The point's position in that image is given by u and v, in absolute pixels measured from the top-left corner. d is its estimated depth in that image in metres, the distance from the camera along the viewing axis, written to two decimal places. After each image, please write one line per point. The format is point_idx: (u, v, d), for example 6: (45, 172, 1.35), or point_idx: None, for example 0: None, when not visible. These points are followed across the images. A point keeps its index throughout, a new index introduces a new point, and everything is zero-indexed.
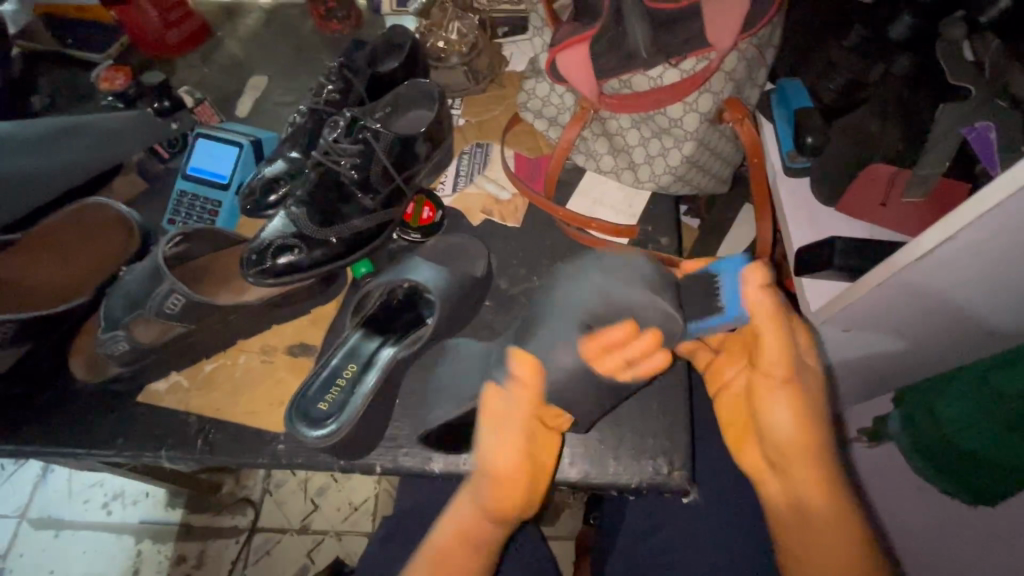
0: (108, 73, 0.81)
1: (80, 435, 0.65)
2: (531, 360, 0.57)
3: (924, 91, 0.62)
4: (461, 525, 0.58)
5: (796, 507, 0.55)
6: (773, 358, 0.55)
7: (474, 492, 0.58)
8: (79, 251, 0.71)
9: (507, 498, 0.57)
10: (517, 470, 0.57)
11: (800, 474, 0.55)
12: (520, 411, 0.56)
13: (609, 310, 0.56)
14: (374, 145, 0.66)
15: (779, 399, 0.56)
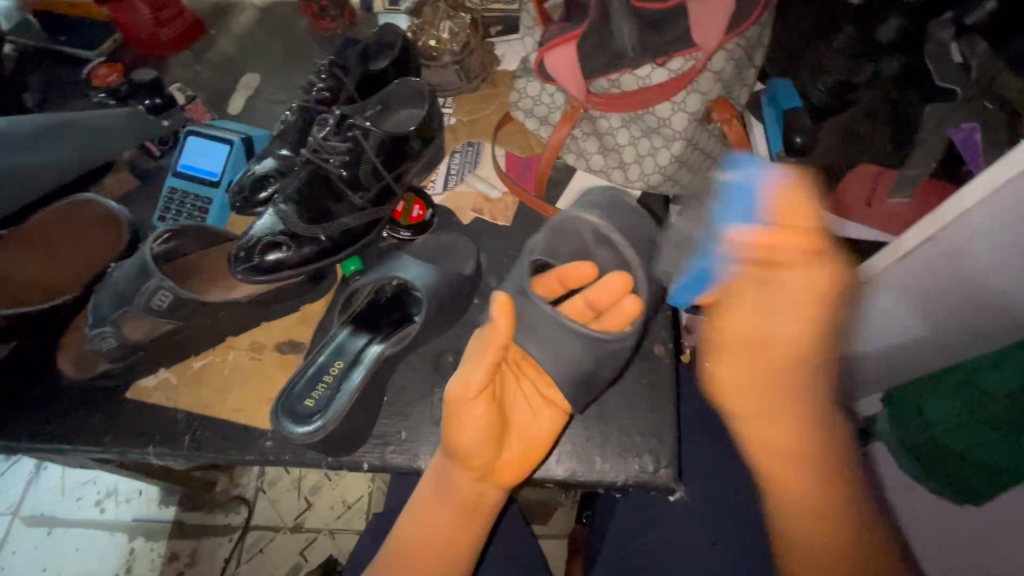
0: (100, 69, 0.82)
1: (68, 432, 0.65)
2: (506, 311, 0.51)
3: (912, 91, 0.65)
4: (427, 516, 0.56)
5: (775, 466, 0.51)
6: (744, 311, 0.49)
7: (433, 485, 0.57)
8: (69, 248, 0.71)
9: (467, 491, 0.55)
10: (472, 438, 0.51)
11: (771, 440, 0.50)
12: (475, 409, 0.51)
13: (589, 247, 0.64)
14: (363, 143, 0.66)
15: (736, 360, 0.50)
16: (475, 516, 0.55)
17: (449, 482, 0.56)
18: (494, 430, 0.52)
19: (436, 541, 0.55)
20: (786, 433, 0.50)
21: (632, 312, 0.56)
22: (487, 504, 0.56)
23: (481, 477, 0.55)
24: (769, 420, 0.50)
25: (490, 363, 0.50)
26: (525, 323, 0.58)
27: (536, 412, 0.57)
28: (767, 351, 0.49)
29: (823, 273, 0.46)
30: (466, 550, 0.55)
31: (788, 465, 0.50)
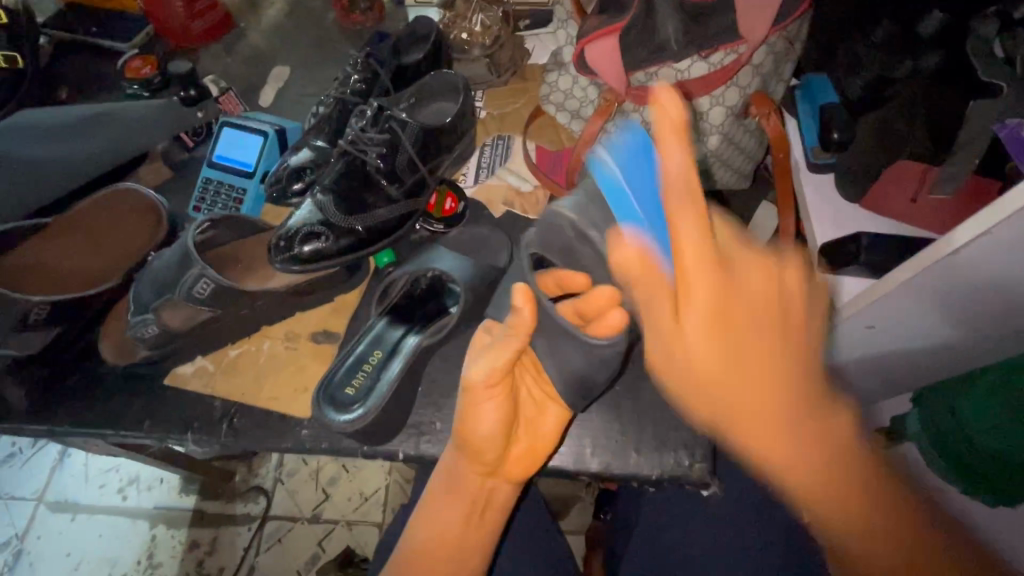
0: (136, 63, 0.84)
1: (108, 418, 0.66)
2: (526, 298, 0.45)
3: (951, 90, 0.60)
4: (439, 520, 0.54)
5: (799, 470, 0.44)
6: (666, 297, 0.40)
7: (446, 482, 0.55)
8: (110, 236, 0.72)
9: (481, 487, 0.55)
10: (488, 428, 0.50)
11: (764, 416, 0.42)
12: (491, 407, 0.50)
13: (574, 247, 0.53)
14: (401, 134, 0.67)
15: (689, 322, 0.40)
16: (489, 513, 0.55)
17: (459, 475, 0.55)
18: (510, 421, 0.51)
19: (452, 541, 0.53)
20: (763, 391, 0.42)
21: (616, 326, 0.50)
22: (501, 502, 0.56)
23: (490, 472, 0.54)
24: (775, 445, 0.43)
25: (506, 357, 0.48)
26: (545, 333, 0.55)
27: (539, 411, 0.57)
28: (695, 316, 0.40)
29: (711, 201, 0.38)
30: (477, 550, 0.54)
31: (793, 447, 0.43)
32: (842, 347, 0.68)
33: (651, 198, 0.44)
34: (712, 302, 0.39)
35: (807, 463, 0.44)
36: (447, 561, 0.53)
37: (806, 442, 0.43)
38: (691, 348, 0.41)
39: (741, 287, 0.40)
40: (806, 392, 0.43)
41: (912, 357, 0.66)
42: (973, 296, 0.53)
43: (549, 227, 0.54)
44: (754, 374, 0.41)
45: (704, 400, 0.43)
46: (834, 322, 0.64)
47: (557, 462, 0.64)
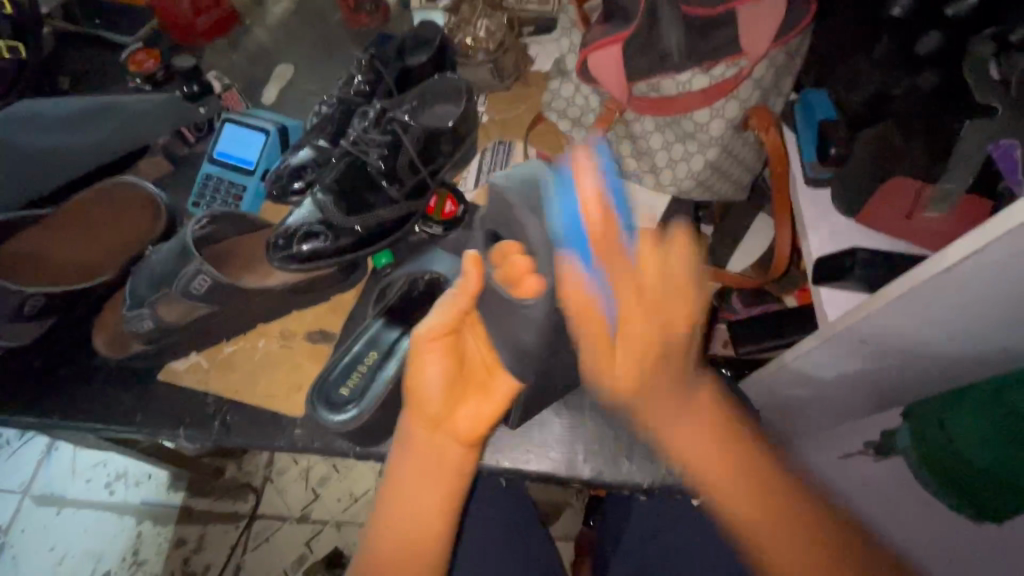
0: (140, 56, 0.84)
1: (99, 411, 0.66)
2: (475, 267, 0.47)
3: (948, 106, 0.61)
4: (397, 500, 0.50)
5: (728, 497, 0.49)
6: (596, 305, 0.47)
7: (400, 455, 0.51)
8: (106, 227, 0.72)
9: (433, 455, 0.49)
10: (431, 380, 0.48)
11: (669, 429, 0.50)
12: (430, 364, 0.48)
13: (508, 221, 0.53)
14: (403, 137, 0.67)
15: (602, 355, 0.48)
16: (442, 481, 0.49)
17: (407, 432, 0.50)
18: (450, 378, 0.48)
19: (414, 515, 0.49)
20: (695, 432, 0.50)
21: (533, 294, 0.47)
22: (460, 471, 0.50)
23: (436, 428, 0.49)
24: (662, 387, 0.49)
25: (454, 313, 0.48)
26: (499, 305, 0.51)
27: (491, 375, 0.51)
28: (618, 335, 0.48)
29: (651, 249, 0.47)
30: (438, 527, 0.49)
31: (711, 467, 0.50)
32: (836, 360, 0.68)
33: (575, 226, 0.47)
34: (631, 335, 0.47)
35: (721, 451, 0.50)
36: (407, 537, 0.49)
37: (692, 432, 0.50)
38: (619, 366, 0.48)
39: (652, 313, 0.47)
40: (715, 416, 0.51)
41: (903, 373, 0.67)
42: (958, 316, 0.54)
43: (495, 199, 0.56)
44: (653, 346, 0.47)
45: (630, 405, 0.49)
46: (828, 337, 0.64)
47: (550, 467, 0.65)
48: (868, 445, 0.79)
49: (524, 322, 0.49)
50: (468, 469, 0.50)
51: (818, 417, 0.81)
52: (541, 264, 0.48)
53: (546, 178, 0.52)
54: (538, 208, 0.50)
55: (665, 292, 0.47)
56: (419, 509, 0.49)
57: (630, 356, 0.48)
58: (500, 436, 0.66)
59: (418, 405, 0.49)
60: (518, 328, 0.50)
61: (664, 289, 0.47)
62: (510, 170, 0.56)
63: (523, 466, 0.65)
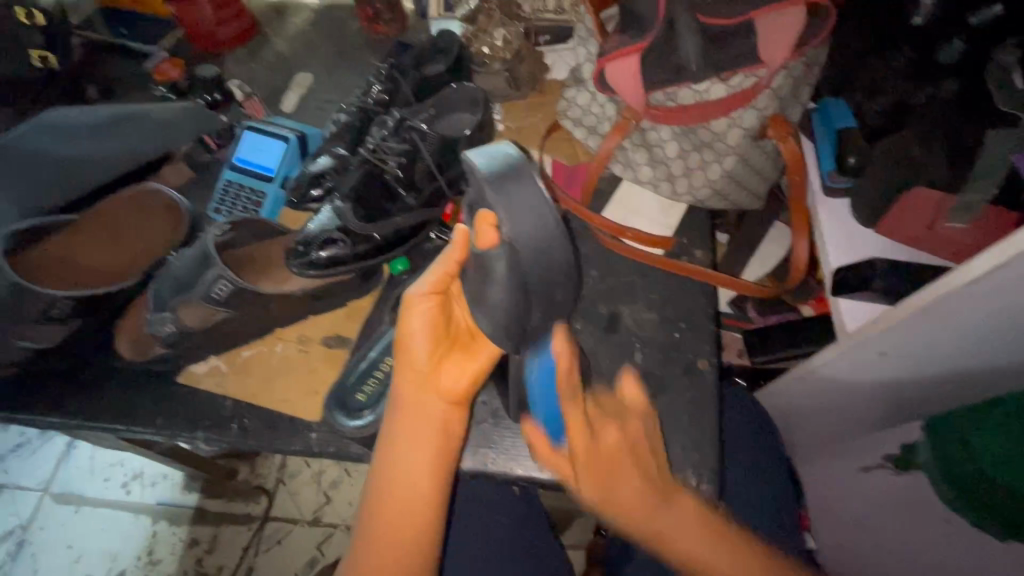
0: (165, 66, 0.87)
1: (120, 413, 0.67)
2: (462, 236, 0.49)
3: (971, 116, 0.60)
4: (391, 466, 0.50)
5: (690, 556, 0.51)
6: (579, 435, 0.51)
7: (392, 415, 0.51)
8: (131, 232, 0.74)
9: (422, 412, 0.51)
10: (417, 333, 0.50)
11: (642, 505, 0.50)
12: (416, 320, 0.50)
13: (478, 193, 0.47)
14: (420, 145, 0.68)
15: (583, 474, 0.51)
16: (429, 435, 0.50)
17: (398, 388, 0.52)
18: (438, 331, 0.50)
19: (404, 477, 0.49)
20: (634, 486, 0.51)
21: (495, 245, 0.46)
22: (447, 429, 0.51)
23: (426, 386, 0.51)
24: (659, 530, 0.51)
25: (444, 270, 0.50)
26: (476, 278, 0.49)
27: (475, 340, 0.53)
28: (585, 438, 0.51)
29: (613, 428, 0.53)
30: (431, 489, 0.49)
31: (681, 520, 0.52)
32: (856, 373, 0.67)
33: (548, 394, 0.55)
34: (596, 457, 0.51)
35: (690, 527, 0.52)
36: (399, 502, 0.49)
37: (682, 513, 0.52)
38: (583, 488, 0.51)
39: (602, 437, 0.52)
40: (696, 507, 0.53)
41: (923, 387, 0.66)
42: (980, 330, 0.53)
43: (467, 178, 0.49)
44: (623, 447, 0.52)
45: (603, 500, 0.50)
46: (846, 348, 0.64)
47: (563, 476, 0.65)
48: (887, 458, 0.79)
49: (497, 283, 0.47)
50: (455, 427, 0.52)
51: (835, 429, 0.80)
52: (507, 225, 0.44)
53: (519, 153, 0.46)
54: (505, 178, 0.45)
55: (620, 457, 0.51)
56: (411, 471, 0.49)
57: (603, 468, 0.51)
58: (514, 444, 0.66)
59: (408, 358, 0.51)
60: (494, 294, 0.47)
61: (623, 437, 0.53)
62: (480, 148, 0.47)
63: (537, 475, 0.64)
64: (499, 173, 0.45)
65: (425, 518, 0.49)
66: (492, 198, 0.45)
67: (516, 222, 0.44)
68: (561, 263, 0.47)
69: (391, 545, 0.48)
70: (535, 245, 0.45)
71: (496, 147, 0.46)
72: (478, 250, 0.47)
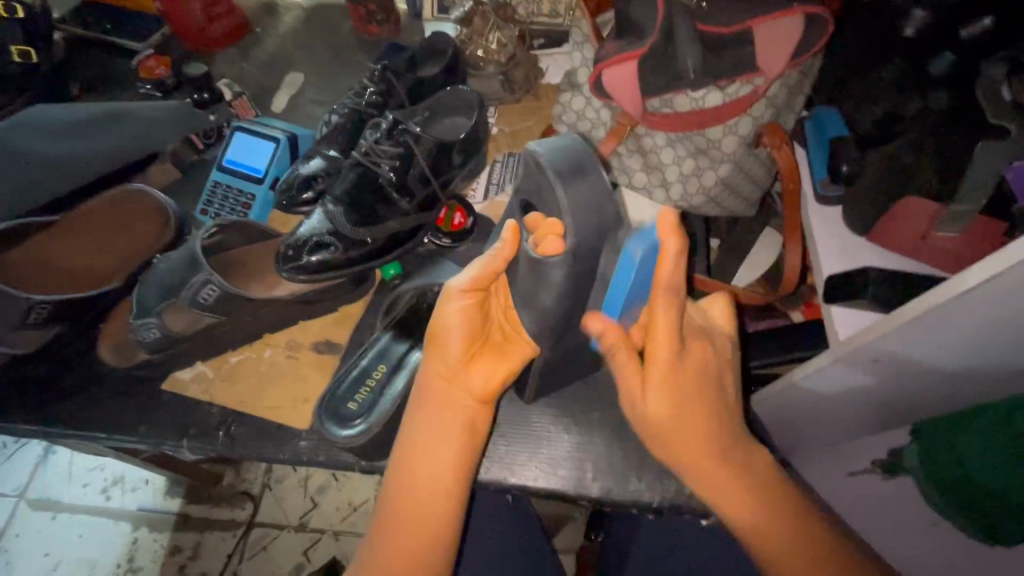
0: (150, 64, 0.85)
1: (102, 420, 0.65)
2: (512, 235, 0.48)
3: (962, 128, 0.59)
4: (413, 460, 0.48)
5: (733, 501, 0.49)
6: (664, 347, 0.46)
7: (417, 410, 0.50)
8: (113, 235, 0.72)
9: (448, 408, 0.49)
10: (451, 328, 0.49)
11: (700, 424, 0.48)
12: (453, 311, 0.49)
13: (541, 190, 0.47)
14: (414, 149, 0.66)
15: (656, 392, 0.47)
16: (455, 434, 0.48)
17: (424, 383, 0.50)
18: (472, 328, 0.49)
19: (426, 475, 0.48)
20: (706, 411, 0.49)
21: (555, 255, 0.45)
22: (474, 427, 0.49)
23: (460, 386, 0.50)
24: (709, 472, 0.49)
25: (489, 268, 0.48)
26: (525, 287, 0.50)
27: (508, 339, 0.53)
28: (671, 355, 0.47)
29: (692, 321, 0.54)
30: (453, 488, 0.48)
31: (722, 471, 0.49)
32: (849, 382, 0.67)
33: (639, 286, 0.47)
34: (678, 370, 0.48)
35: (735, 455, 0.50)
36: (421, 500, 0.47)
37: (747, 458, 0.50)
38: (682, 370, 0.48)
39: (687, 354, 0.49)
40: (756, 454, 0.51)
41: (912, 394, 0.66)
42: (975, 338, 0.54)
43: (529, 169, 0.47)
44: (707, 402, 0.49)
45: (668, 410, 0.48)
46: (840, 356, 0.64)
47: (558, 485, 0.64)
48: (875, 464, 0.79)
49: (549, 286, 0.47)
50: (481, 427, 0.50)
51: (825, 434, 0.81)
52: (572, 237, 0.45)
53: (585, 151, 0.45)
54: (573, 181, 0.44)
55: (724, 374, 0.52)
56: (435, 467, 0.48)
57: (692, 400, 0.48)
58: (509, 453, 0.65)
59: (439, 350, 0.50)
60: (544, 297, 0.49)
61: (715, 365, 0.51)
62: (546, 139, 0.45)
63: (531, 484, 0.64)
64: (568, 170, 0.44)
65: (450, 517, 0.47)
66: (560, 203, 0.44)
67: (578, 233, 0.45)
68: (612, 270, 0.49)
69: (412, 541, 0.46)
70: (592, 253, 0.46)
71: (567, 146, 0.45)
72: (534, 256, 0.47)
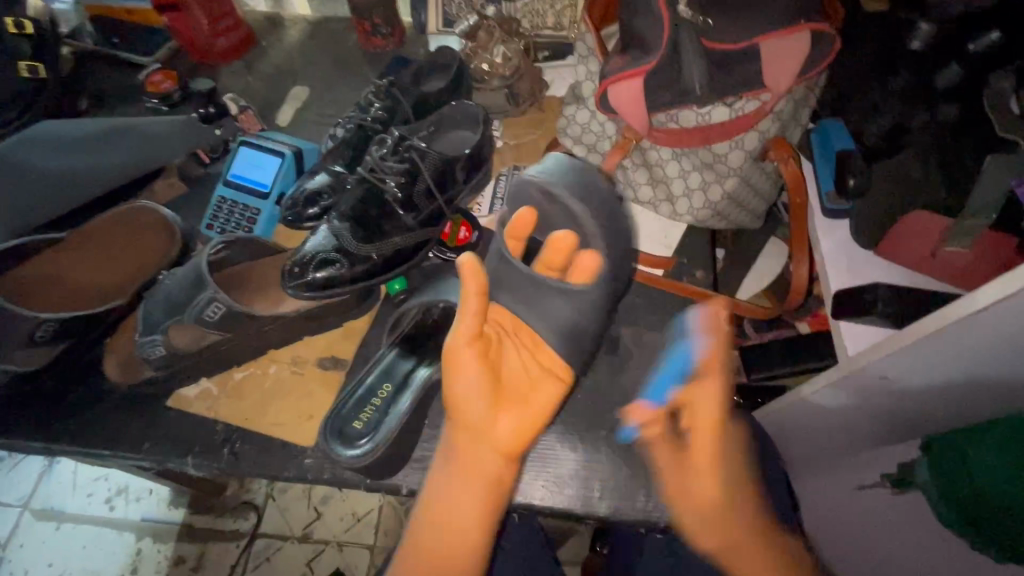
0: (157, 78, 0.84)
1: (107, 437, 0.65)
2: (474, 268, 0.48)
3: (969, 140, 0.59)
4: (435, 511, 0.48)
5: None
6: (702, 433, 0.50)
7: (443, 460, 0.50)
8: (119, 250, 0.72)
9: (471, 459, 0.48)
10: (467, 382, 0.49)
11: (739, 506, 0.51)
12: (468, 365, 0.49)
13: (547, 211, 0.59)
14: (420, 164, 0.67)
15: (707, 468, 0.50)
16: (478, 487, 0.48)
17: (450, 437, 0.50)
18: (486, 380, 0.49)
19: (450, 528, 0.47)
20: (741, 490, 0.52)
21: (591, 273, 0.56)
22: (498, 480, 0.49)
23: (487, 439, 0.48)
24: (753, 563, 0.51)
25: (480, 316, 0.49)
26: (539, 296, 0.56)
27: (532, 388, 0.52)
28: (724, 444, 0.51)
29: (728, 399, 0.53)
30: (476, 543, 0.47)
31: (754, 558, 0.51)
32: (857, 397, 0.67)
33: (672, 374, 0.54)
34: (722, 452, 0.51)
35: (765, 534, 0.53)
36: (446, 553, 0.47)
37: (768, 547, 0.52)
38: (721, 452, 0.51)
39: (728, 440, 0.52)
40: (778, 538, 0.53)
41: (922, 410, 0.66)
42: (987, 356, 0.53)
43: (528, 193, 0.58)
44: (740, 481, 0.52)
45: (718, 497, 0.50)
46: (849, 373, 0.63)
47: (564, 503, 0.63)
48: (884, 477, 0.78)
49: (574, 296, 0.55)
50: (505, 482, 0.49)
51: (833, 448, 0.80)
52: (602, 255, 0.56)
53: (579, 169, 0.57)
54: (582, 194, 0.56)
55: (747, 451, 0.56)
56: (457, 521, 0.47)
57: (730, 476, 0.51)
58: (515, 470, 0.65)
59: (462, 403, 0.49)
60: (563, 305, 0.55)
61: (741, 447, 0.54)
62: (544, 165, 0.57)
63: (537, 501, 0.63)
64: (581, 189, 0.56)
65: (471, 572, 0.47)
66: (578, 214, 0.56)
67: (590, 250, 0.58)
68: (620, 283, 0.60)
69: None
70: (614, 268, 0.57)
71: (571, 171, 0.57)
72: (577, 276, 0.56)
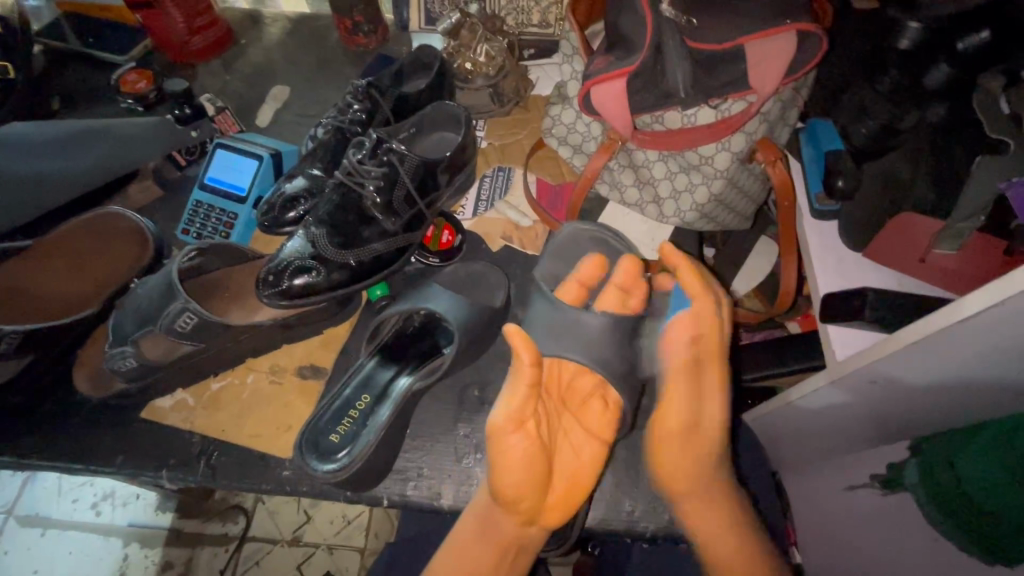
0: (132, 77, 0.82)
1: (79, 451, 0.63)
2: (522, 339, 0.49)
3: (958, 142, 0.58)
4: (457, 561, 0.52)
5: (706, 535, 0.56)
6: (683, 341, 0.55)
7: (476, 509, 0.54)
8: (90, 259, 0.70)
9: (503, 525, 0.52)
10: (510, 466, 0.49)
11: (702, 447, 0.55)
12: (515, 450, 0.49)
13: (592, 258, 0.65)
14: (399, 168, 0.65)
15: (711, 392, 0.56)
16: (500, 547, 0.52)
17: (494, 516, 0.53)
18: (531, 463, 0.49)
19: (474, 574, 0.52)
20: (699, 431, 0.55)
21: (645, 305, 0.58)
22: (522, 545, 0.53)
23: (526, 521, 0.52)
24: (709, 512, 0.56)
25: (525, 394, 0.49)
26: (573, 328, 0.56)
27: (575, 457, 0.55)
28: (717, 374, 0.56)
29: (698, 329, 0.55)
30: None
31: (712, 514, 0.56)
32: (843, 401, 0.66)
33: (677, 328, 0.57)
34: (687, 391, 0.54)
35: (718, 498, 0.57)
36: None
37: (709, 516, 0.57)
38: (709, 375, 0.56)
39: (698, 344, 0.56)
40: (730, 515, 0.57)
41: (912, 414, 0.65)
42: (974, 362, 0.52)
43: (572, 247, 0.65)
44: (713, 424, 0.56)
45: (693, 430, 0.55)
46: (837, 377, 0.62)
47: None
48: (875, 479, 0.78)
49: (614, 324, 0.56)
50: (528, 549, 0.54)
51: (822, 450, 0.79)
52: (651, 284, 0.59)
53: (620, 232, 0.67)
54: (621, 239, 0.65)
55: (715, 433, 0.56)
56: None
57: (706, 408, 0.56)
58: None
59: (502, 476, 0.49)
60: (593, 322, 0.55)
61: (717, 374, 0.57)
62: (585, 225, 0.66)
63: None
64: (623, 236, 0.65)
65: None
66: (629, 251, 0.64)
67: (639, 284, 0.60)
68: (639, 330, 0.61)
69: None
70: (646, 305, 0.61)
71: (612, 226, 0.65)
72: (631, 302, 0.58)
